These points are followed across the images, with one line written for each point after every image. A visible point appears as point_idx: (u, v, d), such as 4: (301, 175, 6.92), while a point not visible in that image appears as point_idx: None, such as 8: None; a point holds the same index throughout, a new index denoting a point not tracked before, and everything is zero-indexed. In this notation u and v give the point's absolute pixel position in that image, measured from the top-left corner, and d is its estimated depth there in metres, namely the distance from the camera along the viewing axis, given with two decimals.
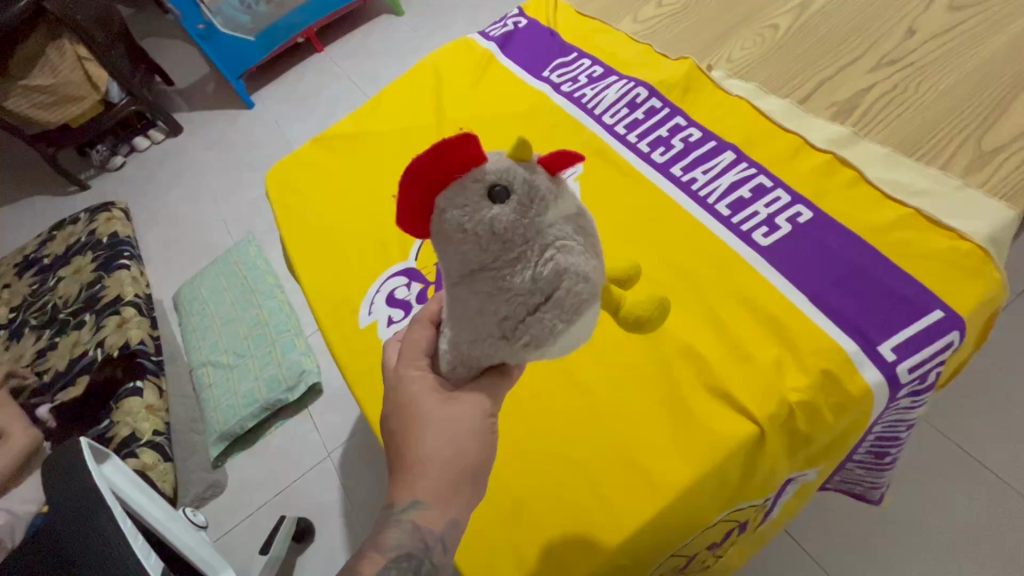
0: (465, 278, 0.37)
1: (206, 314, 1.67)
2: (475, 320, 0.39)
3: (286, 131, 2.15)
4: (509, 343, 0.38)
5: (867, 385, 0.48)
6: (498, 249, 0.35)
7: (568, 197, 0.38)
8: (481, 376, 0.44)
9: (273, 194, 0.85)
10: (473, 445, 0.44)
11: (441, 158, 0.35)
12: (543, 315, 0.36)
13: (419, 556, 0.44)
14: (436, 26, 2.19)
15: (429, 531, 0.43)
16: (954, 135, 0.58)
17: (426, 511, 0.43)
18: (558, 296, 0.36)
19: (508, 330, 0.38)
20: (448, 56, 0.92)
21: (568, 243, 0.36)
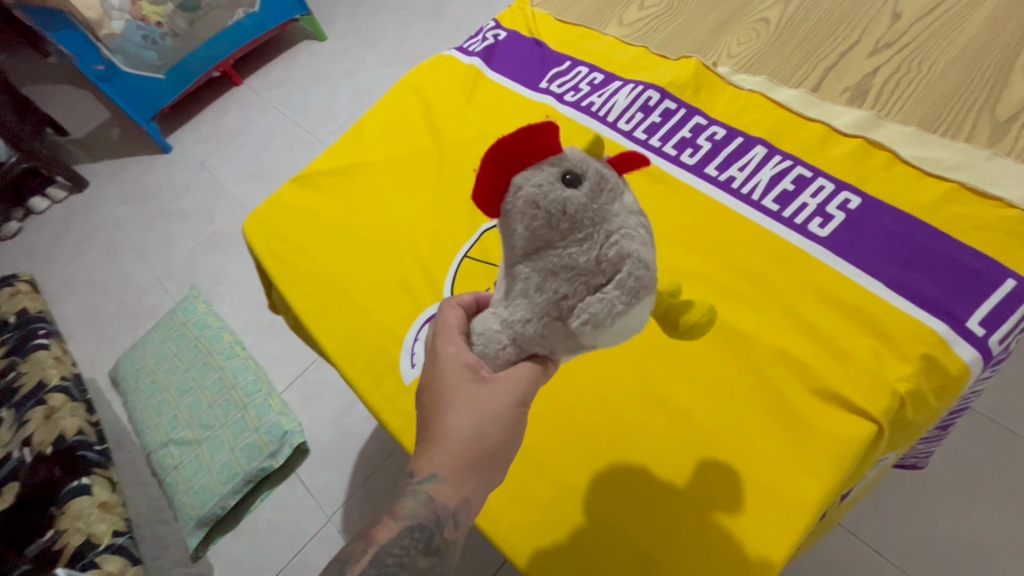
0: (524, 257, 0.36)
1: (156, 386, 1.48)
2: (528, 297, 0.37)
3: (215, 172, 1.96)
4: (558, 326, 0.36)
5: (966, 363, 0.47)
6: (567, 228, 0.34)
7: (634, 194, 0.37)
8: (521, 361, 0.40)
9: (256, 246, 0.75)
10: (492, 430, 0.40)
11: (521, 143, 0.35)
12: (603, 296, 0.34)
13: (430, 528, 0.42)
14: (365, 47, 2.10)
15: (443, 506, 0.41)
16: (968, 109, 0.60)
17: (441, 484, 0.41)
18: (621, 279, 0.34)
19: (564, 313, 0.35)
20: (427, 74, 0.86)
21: (635, 230, 0.34)
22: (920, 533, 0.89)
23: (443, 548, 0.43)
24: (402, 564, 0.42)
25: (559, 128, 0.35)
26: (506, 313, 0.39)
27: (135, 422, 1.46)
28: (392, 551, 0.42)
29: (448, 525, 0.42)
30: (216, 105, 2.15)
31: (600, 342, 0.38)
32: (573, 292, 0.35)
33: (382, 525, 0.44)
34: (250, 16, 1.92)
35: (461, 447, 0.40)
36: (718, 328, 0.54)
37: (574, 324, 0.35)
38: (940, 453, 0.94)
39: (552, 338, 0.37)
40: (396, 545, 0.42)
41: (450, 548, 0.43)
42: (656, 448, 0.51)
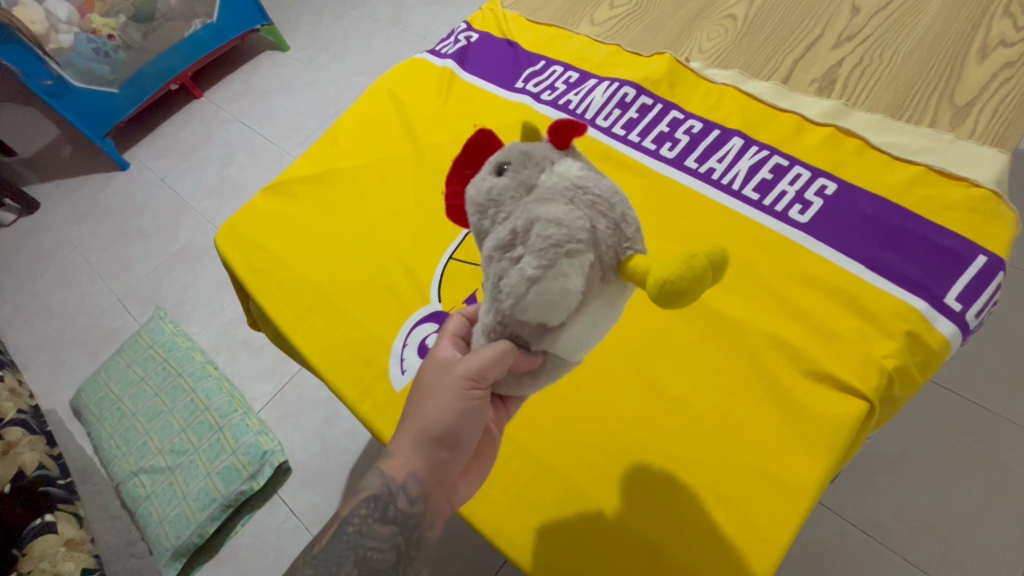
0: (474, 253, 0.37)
1: (123, 413, 1.40)
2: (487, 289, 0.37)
3: (176, 187, 1.89)
4: (501, 306, 0.35)
5: (947, 338, 0.49)
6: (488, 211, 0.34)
7: (571, 164, 0.35)
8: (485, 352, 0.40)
9: (230, 258, 0.72)
10: (445, 412, 0.42)
11: (469, 156, 0.38)
12: (519, 265, 0.33)
13: (384, 499, 0.45)
14: (328, 56, 2.06)
15: (392, 477, 0.45)
16: (929, 96, 0.63)
17: (392, 459, 0.45)
18: (533, 243, 0.32)
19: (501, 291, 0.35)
20: (400, 77, 0.84)
21: (558, 195, 0.33)
22: (903, 509, 0.92)
23: (406, 521, 0.45)
24: (362, 531, 0.45)
25: (494, 132, 0.38)
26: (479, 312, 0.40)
27: (100, 453, 1.38)
28: (352, 522, 0.46)
29: (400, 498, 0.45)
30: (174, 119, 2.08)
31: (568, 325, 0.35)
32: (502, 269, 0.34)
33: (344, 502, 0.47)
34: (207, 27, 1.87)
35: (420, 424, 0.44)
36: (709, 316, 0.55)
37: (507, 302, 0.34)
38: (916, 430, 0.97)
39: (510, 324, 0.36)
40: (354, 516, 0.46)
41: (411, 522, 0.46)
42: (657, 439, 0.51)
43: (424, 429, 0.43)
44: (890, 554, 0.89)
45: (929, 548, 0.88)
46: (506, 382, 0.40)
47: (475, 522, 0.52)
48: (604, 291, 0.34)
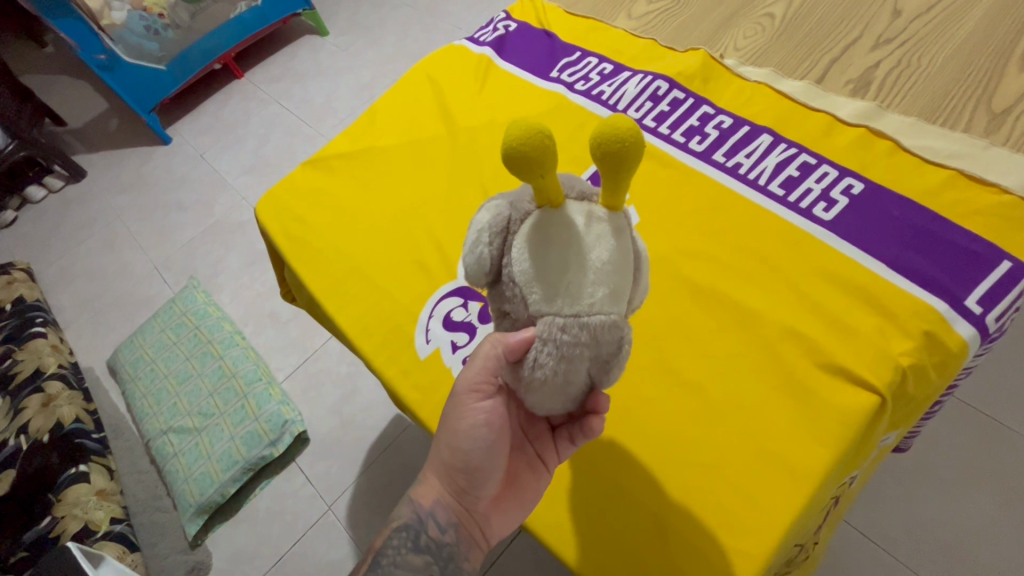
0: None
1: (156, 375, 1.47)
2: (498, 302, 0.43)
3: (214, 164, 1.96)
4: (496, 302, 0.42)
5: (965, 339, 0.49)
6: None
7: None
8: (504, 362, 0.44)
9: (269, 227, 0.76)
10: (461, 437, 0.48)
11: None
12: None
13: (415, 527, 0.52)
14: (366, 42, 2.11)
15: (421, 505, 0.52)
16: (966, 102, 0.63)
17: (419, 489, 0.53)
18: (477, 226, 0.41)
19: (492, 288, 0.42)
20: (438, 62, 0.87)
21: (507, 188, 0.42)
22: (911, 520, 0.91)
23: (439, 548, 0.51)
24: (398, 560, 0.51)
25: None
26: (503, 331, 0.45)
27: (133, 411, 1.46)
28: (386, 552, 0.52)
29: (431, 525, 0.51)
30: (216, 98, 2.15)
31: (522, 274, 0.37)
32: None
33: (380, 536, 0.54)
34: (252, 10, 1.92)
35: (444, 455, 0.50)
36: (729, 306, 0.56)
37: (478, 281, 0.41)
38: (933, 443, 0.96)
39: (509, 315, 0.41)
40: (389, 547, 0.52)
41: (442, 551, 0.51)
42: (669, 419, 0.52)
43: (446, 460, 0.50)
44: (895, 564, 0.89)
45: (935, 561, 0.88)
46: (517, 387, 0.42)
47: None
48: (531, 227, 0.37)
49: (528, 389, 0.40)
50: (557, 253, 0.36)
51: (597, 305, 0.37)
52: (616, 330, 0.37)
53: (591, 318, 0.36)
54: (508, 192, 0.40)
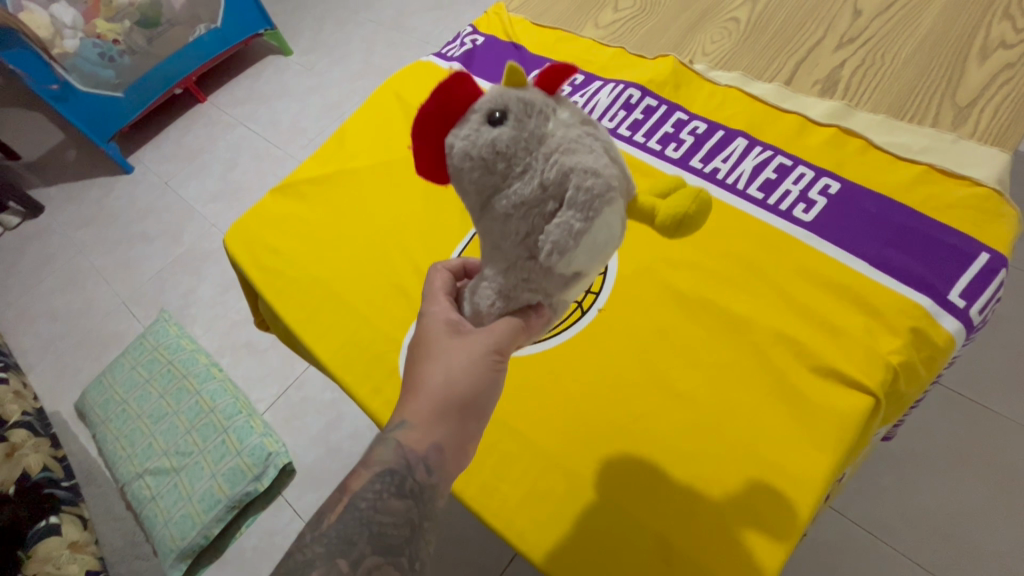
0: (481, 211, 0.35)
1: (128, 415, 1.40)
2: (509, 253, 0.36)
3: (180, 191, 1.90)
4: (523, 269, 0.36)
5: (951, 334, 0.50)
6: (504, 168, 0.33)
7: (568, 107, 0.35)
8: (501, 316, 0.40)
9: (240, 258, 0.73)
10: (464, 375, 0.41)
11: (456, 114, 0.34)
12: (559, 220, 0.32)
13: (401, 471, 0.41)
14: (331, 60, 2.08)
15: (412, 448, 0.41)
16: (931, 98, 0.64)
17: (409, 430, 0.41)
18: (573, 197, 0.31)
19: (505, 250, 0.36)
20: (407, 79, 0.85)
21: (575, 143, 0.32)
22: (904, 509, 0.93)
23: (422, 492, 0.42)
24: (377, 507, 0.41)
25: (470, 77, 0.35)
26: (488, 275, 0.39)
27: (105, 455, 1.38)
28: (364, 497, 0.41)
29: (420, 469, 0.41)
30: (179, 123, 2.10)
31: (567, 275, 0.36)
32: (532, 226, 0.33)
33: (355, 474, 0.43)
34: (212, 32, 1.88)
35: (439, 387, 0.41)
36: (717, 314, 0.55)
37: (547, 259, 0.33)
38: (924, 433, 0.98)
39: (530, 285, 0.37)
40: (368, 490, 0.41)
41: (426, 495, 0.42)
42: (666, 433, 0.50)
43: (441, 393, 0.41)
44: (895, 555, 0.90)
45: (933, 549, 0.89)
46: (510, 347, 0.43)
47: (487, 516, 0.50)
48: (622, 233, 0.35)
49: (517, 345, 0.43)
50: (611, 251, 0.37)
51: None
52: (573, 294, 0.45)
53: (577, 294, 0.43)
54: (605, 159, 0.32)
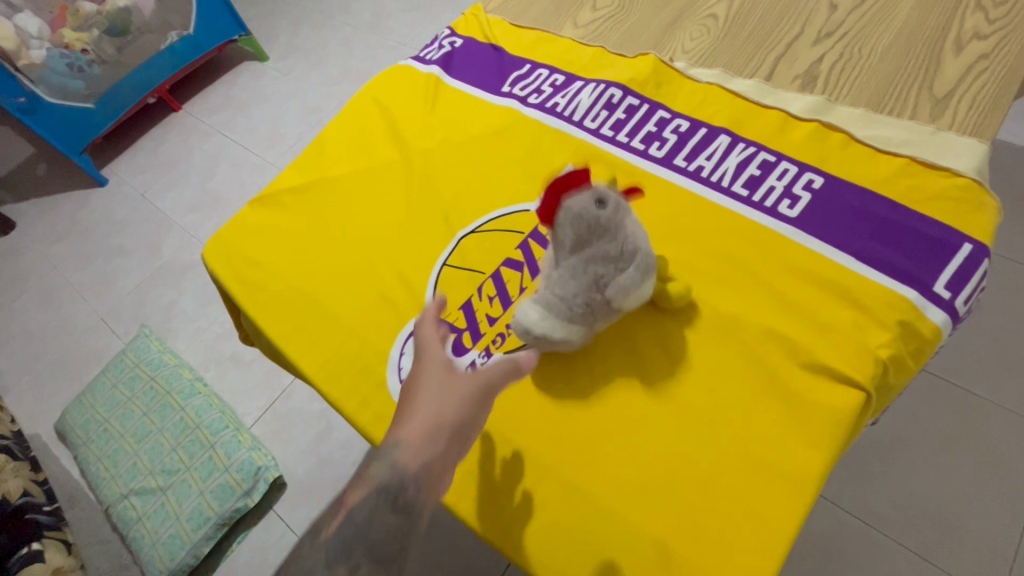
0: (544, 218, 0.47)
1: (110, 435, 1.36)
2: (562, 255, 0.47)
3: (157, 202, 1.86)
4: (571, 271, 0.47)
5: (937, 325, 0.50)
6: (568, 187, 0.45)
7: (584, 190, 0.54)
8: (552, 313, 0.49)
9: (220, 272, 0.71)
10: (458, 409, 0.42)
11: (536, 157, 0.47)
12: (602, 229, 0.44)
13: (395, 487, 0.39)
14: (308, 65, 2.05)
15: (405, 468, 0.40)
16: (908, 90, 0.64)
17: (403, 451, 0.40)
18: (613, 212, 0.45)
19: (562, 249, 0.47)
20: (386, 84, 0.84)
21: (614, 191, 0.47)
22: (891, 497, 0.99)
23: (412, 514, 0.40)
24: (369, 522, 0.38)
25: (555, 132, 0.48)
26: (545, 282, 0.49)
27: (88, 476, 1.35)
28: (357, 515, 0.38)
29: (411, 489, 0.40)
30: (153, 133, 2.05)
31: (603, 283, 0.47)
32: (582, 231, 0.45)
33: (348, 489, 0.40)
34: (184, 39, 1.84)
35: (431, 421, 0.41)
36: (707, 313, 0.54)
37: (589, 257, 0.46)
38: (912, 419, 1.05)
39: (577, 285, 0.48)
40: (362, 506, 0.38)
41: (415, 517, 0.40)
42: (660, 436, 0.49)
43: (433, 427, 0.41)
44: (886, 542, 0.95)
45: (921, 533, 0.95)
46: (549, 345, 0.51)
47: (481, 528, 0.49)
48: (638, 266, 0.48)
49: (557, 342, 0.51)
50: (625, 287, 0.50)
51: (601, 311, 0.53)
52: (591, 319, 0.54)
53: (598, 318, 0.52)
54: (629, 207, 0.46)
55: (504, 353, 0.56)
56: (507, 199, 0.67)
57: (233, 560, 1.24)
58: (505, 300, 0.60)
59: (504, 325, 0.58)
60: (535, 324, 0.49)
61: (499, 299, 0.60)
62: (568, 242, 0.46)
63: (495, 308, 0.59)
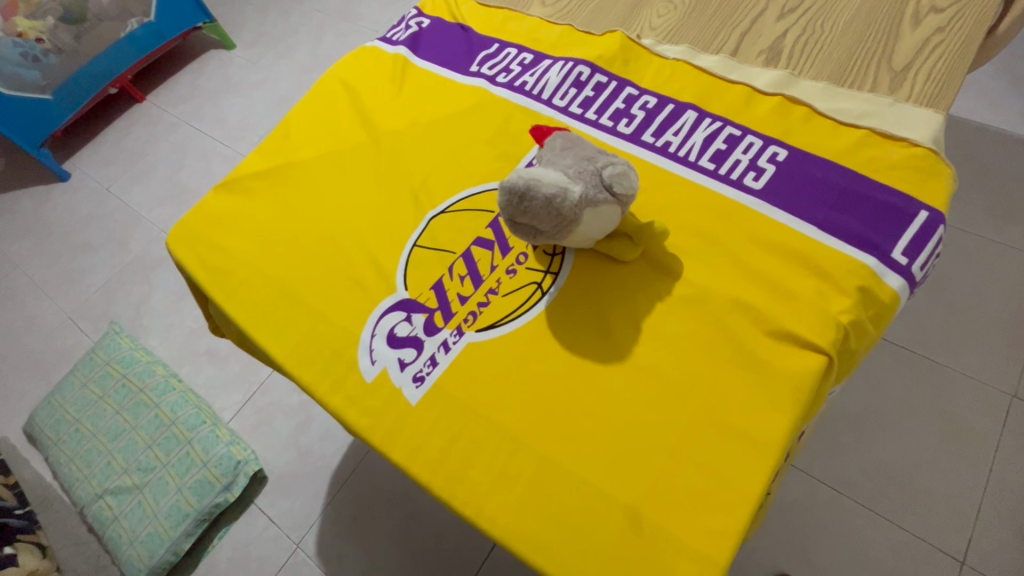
0: (570, 140, 0.53)
1: (82, 435, 1.33)
2: (582, 155, 0.51)
3: (123, 196, 1.80)
4: (593, 164, 0.50)
5: (895, 291, 0.52)
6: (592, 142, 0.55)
7: None
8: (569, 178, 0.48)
9: (186, 260, 0.70)
10: None
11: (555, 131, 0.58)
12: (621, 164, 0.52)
13: None
14: (277, 52, 2.00)
15: None
16: (869, 64, 0.65)
17: None
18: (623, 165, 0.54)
19: (586, 153, 0.51)
20: (352, 66, 0.83)
21: None
22: (861, 463, 1.05)
23: None
24: None
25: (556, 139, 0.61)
26: (560, 162, 0.50)
27: (60, 478, 1.31)
28: None
29: None
30: (116, 125, 1.98)
31: (611, 192, 0.50)
32: (606, 154, 0.52)
33: None
34: (145, 26, 1.77)
35: None
36: (676, 285, 0.55)
37: (615, 161, 0.50)
38: (878, 389, 1.11)
39: (594, 175, 0.49)
40: None
41: None
42: (630, 406, 0.50)
43: None
44: (857, 507, 1.02)
45: (889, 498, 1.02)
46: (557, 201, 0.46)
47: (456, 505, 0.50)
48: (619, 218, 0.53)
49: (558, 206, 0.46)
50: (594, 235, 0.53)
51: (562, 240, 0.51)
52: (548, 240, 0.50)
53: (563, 238, 0.50)
54: None
55: (476, 331, 0.56)
56: (477, 178, 0.66)
57: (215, 555, 1.23)
58: (476, 279, 0.59)
59: (475, 303, 0.58)
60: (560, 191, 0.46)
61: (470, 278, 0.60)
62: (596, 153, 0.51)
63: (467, 286, 0.59)
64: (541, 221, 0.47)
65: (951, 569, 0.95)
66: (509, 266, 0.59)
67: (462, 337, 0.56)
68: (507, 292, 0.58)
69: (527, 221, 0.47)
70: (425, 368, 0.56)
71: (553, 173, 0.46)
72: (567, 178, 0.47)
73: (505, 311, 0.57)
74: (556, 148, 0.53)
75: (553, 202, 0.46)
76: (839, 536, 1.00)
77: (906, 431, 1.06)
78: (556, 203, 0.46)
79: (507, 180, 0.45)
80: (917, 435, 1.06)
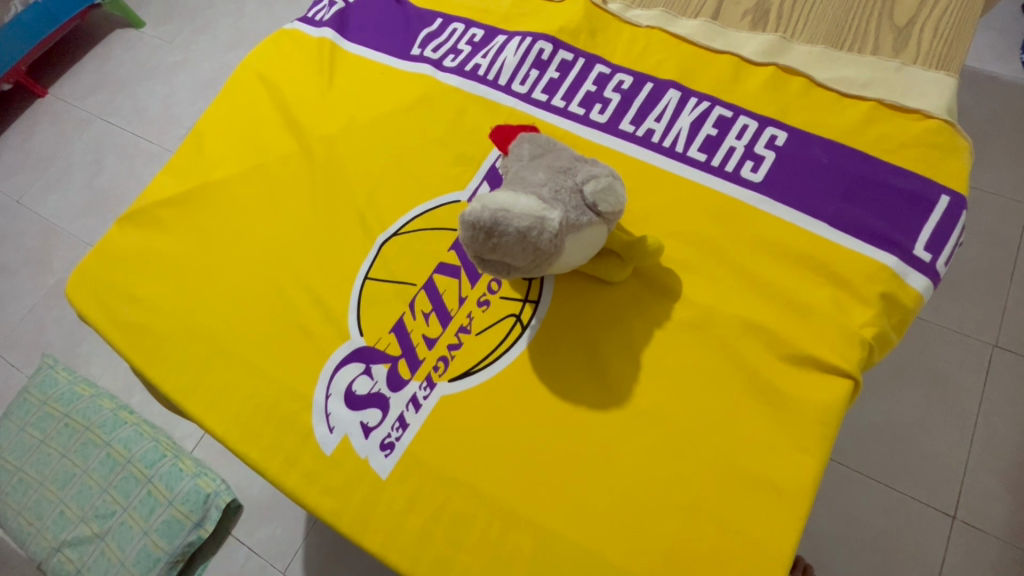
0: (538, 146, 0.43)
1: (25, 484, 1.20)
2: (556, 166, 0.41)
3: (37, 208, 1.60)
4: (570, 180, 0.40)
5: (920, 293, 0.45)
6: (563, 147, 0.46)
7: None
8: (545, 200, 0.38)
9: (95, 315, 0.59)
10: None
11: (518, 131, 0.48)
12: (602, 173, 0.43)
13: None
14: (193, 29, 1.77)
15: None
16: (869, 19, 0.57)
17: None
18: None
19: (561, 163, 0.42)
20: (270, 56, 0.69)
21: None
22: (853, 430, 1.04)
23: None
24: None
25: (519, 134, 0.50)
26: (531, 178, 0.40)
27: (10, 533, 1.19)
28: None
29: None
30: (18, 126, 1.74)
31: (594, 210, 0.41)
32: (585, 162, 0.42)
33: None
34: (32, 9, 1.51)
35: None
36: (675, 307, 0.47)
37: (597, 171, 0.41)
38: None
39: (572, 193, 0.40)
40: None
41: None
42: (637, 460, 0.43)
43: None
44: (853, 475, 1.01)
45: (883, 462, 1.01)
46: (534, 234, 0.37)
47: None
48: (604, 239, 0.44)
49: (536, 238, 0.37)
50: (578, 261, 0.44)
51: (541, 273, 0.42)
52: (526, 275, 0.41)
53: (543, 271, 0.41)
54: None
55: (449, 382, 0.48)
56: (432, 190, 0.56)
57: None
58: (443, 315, 0.51)
59: (445, 346, 0.49)
60: (537, 221, 0.37)
61: (436, 315, 0.51)
62: (572, 162, 0.42)
63: (432, 326, 0.50)
64: (516, 258, 0.38)
65: (945, 527, 0.95)
66: (480, 297, 0.51)
67: (433, 391, 0.48)
68: (480, 330, 0.49)
69: (500, 259, 0.38)
70: (393, 432, 0.47)
71: (523, 199, 0.37)
72: (542, 201, 0.38)
73: (480, 354, 0.48)
74: (523, 158, 0.43)
75: (528, 235, 0.37)
76: (838, 506, 0.99)
77: (895, 392, 1.05)
78: (532, 235, 0.37)
79: (470, 214, 0.36)
80: (907, 395, 1.05)
